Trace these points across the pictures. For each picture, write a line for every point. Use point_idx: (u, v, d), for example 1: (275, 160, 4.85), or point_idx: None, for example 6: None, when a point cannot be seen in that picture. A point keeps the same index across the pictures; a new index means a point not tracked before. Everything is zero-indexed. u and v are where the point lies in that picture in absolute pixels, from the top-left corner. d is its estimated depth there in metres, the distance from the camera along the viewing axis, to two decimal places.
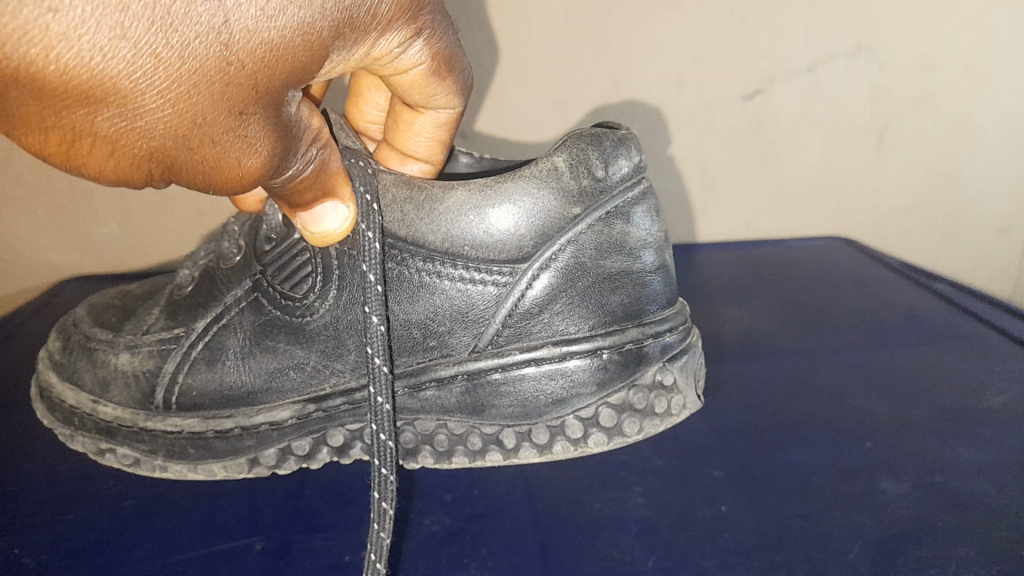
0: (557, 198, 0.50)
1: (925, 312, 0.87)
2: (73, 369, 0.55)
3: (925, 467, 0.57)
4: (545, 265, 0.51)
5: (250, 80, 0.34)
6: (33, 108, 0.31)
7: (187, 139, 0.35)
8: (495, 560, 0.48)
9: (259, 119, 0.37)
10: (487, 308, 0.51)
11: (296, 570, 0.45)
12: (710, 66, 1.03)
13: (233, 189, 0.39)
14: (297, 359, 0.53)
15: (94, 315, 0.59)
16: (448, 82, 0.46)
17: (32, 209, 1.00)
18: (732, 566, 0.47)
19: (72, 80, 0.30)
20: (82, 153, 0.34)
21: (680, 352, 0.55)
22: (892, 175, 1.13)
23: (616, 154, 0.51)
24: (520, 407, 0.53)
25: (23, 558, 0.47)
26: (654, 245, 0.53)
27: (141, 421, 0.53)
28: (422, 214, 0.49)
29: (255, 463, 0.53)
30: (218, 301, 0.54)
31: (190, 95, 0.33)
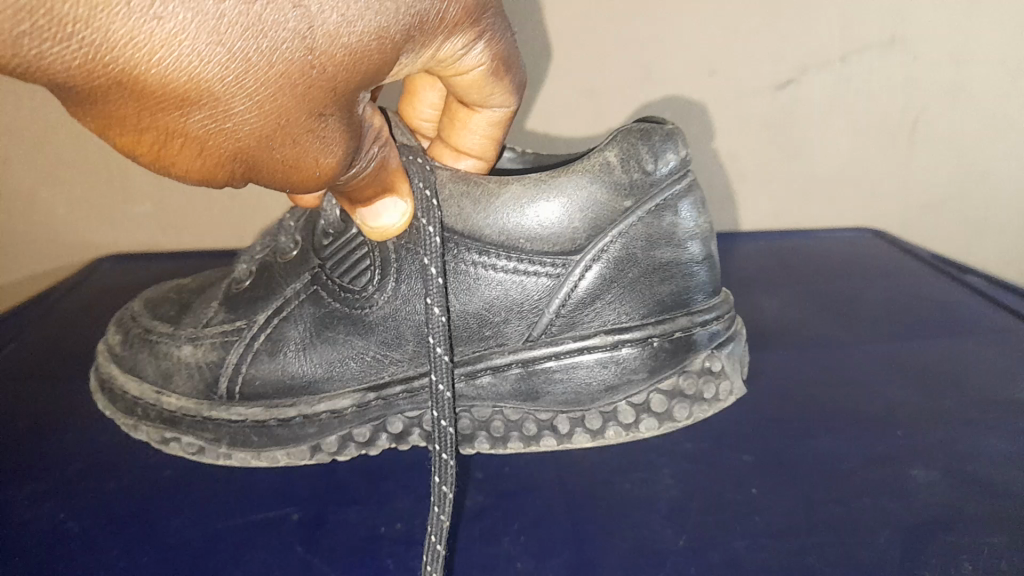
0: (609, 191, 0.51)
1: (958, 304, 0.87)
2: (135, 361, 0.58)
3: (956, 456, 0.57)
4: (597, 256, 0.53)
5: (329, 83, 0.36)
6: (131, 110, 0.33)
7: (269, 139, 0.36)
8: (527, 535, 0.50)
9: (336, 119, 0.38)
10: (542, 298, 0.53)
11: (333, 540, 0.49)
12: (741, 56, 1.03)
13: (308, 188, 0.41)
14: (357, 348, 0.55)
15: (151, 309, 0.62)
16: (504, 81, 0.48)
17: (69, 189, 1.09)
18: (761, 548, 0.48)
19: (170, 83, 0.32)
20: (170, 153, 0.35)
21: (726, 340, 0.57)
22: (922, 168, 1.13)
23: (665, 148, 0.52)
24: (573, 392, 0.55)
25: (68, 523, 0.51)
26: (701, 236, 0.55)
27: (205, 410, 0.56)
28: (478, 208, 0.51)
29: (317, 450, 0.56)
30: (277, 295, 0.57)
31: (274, 99, 0.35)
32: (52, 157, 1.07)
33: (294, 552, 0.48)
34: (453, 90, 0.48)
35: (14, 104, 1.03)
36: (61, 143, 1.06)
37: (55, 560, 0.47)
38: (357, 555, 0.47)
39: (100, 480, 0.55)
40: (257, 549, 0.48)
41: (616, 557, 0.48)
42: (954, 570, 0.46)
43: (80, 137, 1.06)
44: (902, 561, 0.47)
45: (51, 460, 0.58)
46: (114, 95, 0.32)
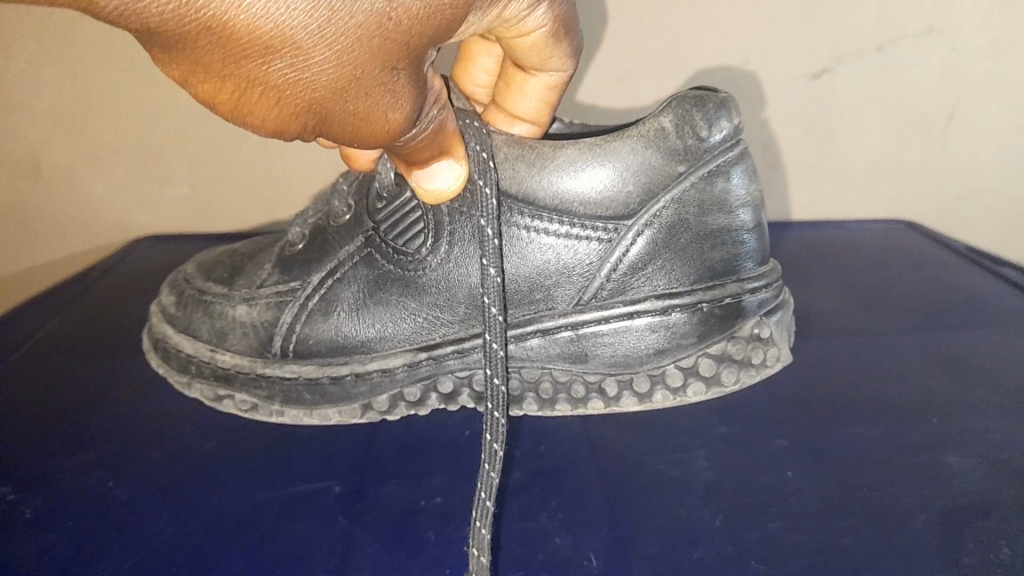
0: (664, 156, 0.52)
1: (992, 295, 0.87)
2: (190, 321, 0.60)
3: (992, 443, 0.57)
4: (649, 222, 0.53)
5: (405, 36, 0.36)
6: (215, 56, 0.33)
7: (344, 92, 0.37)
8: (563, 513, 0.51)
9: (407, 74, 0.38)
10: (594, 262, 0.54)
11: (372, 511, 0.50)
12: (777, 43, 1.05)
13: (374, 142, 0.41)
14: (410, 310, 0.56)
15: (204, 272, 0.64)
16: (564, 44, 0.48)
17: (106, 169, 1.13)
18: (796, 528, 0.49)
19: (256, 29, 0.32)
20: (249, 103, 0.36)
21: (774, 308, 0.57)
22: (958, 160, 1.13)
23: (719, 115, 0.52)
24: (621, 355, 0.55)
25: (116, 490, 0.53)
26: (751, 204, 0.55)
27: (259, 368, 0.57)
28: (534, 171, 0.52)
29: (368, 408, 0.57)
30: (332, 257, 0.58)
31: (352, 49, 0.35)
32: (91, 134, 1.10)
33: (336, 523, 0.49)
34: (513, 52, 0.49)
35: (58, 84, 1.06)
36: (102, 123, 1.10)
37: (101, 530, 0.49)
38: (396, 528, 0.48)
39: (144, 452, 0.57)
40: (299, 520, 0.49)
41: (652, 535, 0.49)
42: (992, 556, 0.46)
43: (121, 118, 1.09)
44: (939, 544, 0.47)
45: (98, 431, 0.60)
46: (201, 39, 0.32)
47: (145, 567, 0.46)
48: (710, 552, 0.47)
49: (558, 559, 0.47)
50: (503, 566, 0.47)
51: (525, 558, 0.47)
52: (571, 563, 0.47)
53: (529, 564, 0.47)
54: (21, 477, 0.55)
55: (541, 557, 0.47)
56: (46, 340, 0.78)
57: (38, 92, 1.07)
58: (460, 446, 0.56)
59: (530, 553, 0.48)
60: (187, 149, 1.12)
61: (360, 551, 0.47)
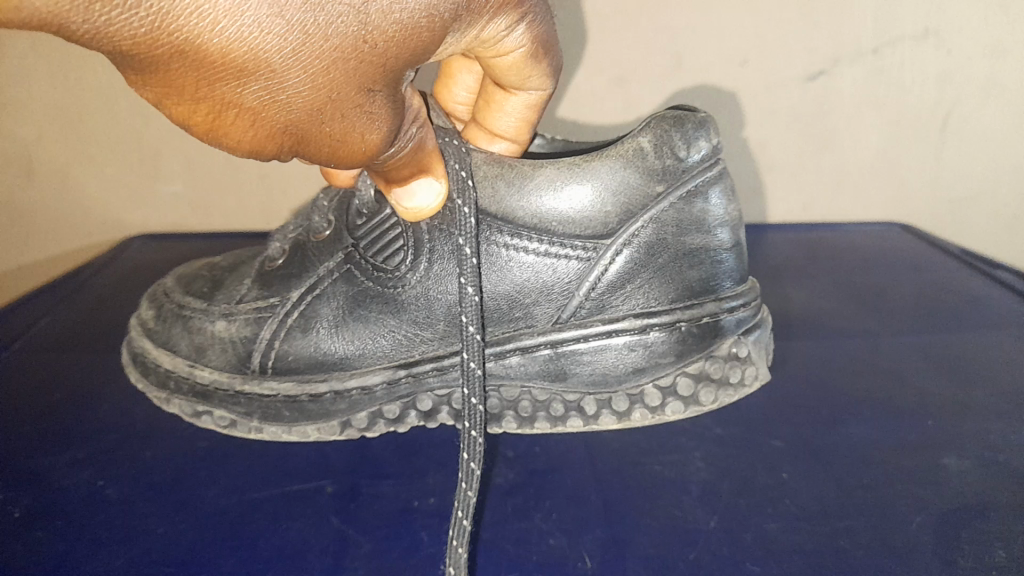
0: (643, 176, 0.52)
1: (989, 297, 0.87)
2: (168, 336, 0.60)
3: (989, 446, 0.57)
4: (628, 241, 0.53)
5: (380, 59, 0.36)
6: (190, 79, 0.33)
7: (320, 113, 0.37)
8: (558, 512, 0.51)
9: (384, 96, 0.39)
10: (572, 281, 0.54)
11: (367, 511, 0.51)
12: (774, 45, 1.06)
13: (350, 163, 0.41)
14: (389, 327, 0.56)
15: (184, 286, 0.64)
16: (543, 64, 0.49)
17: (102, 168, 1.13)
18: (793, 530, 0.49)
19: (230, 53, 0.32)
20: (224, 125, 0.36)
21: (753, 326, 0.57)
22: (954, 161, 1.13)
23: (697, 135, 0.52)
24: (598, 374, 0.55)
25: (107, 489, 0.53)
26: (729, 223, 0.55)
27: (237, 384, 0.57)
28: (513, 190, 0.52)
29: (346, 426, 0.57)
30: (312, 272, 0.58)
31: (328, 72, 0.35)
32: (86, 133, 1.11)
33: (330, 522, 0.50)
34: (492, 71, 0.49)
35: (55, 80, 1.06)
36: (99, 120, 1.09)
37: (94, 528, 0.49)
38: (392, 526, 0.49)
39: (137, 452, 0.57)
40: (294, 519, 0.50)
41: (648, 535, 0.49)
42: (988, 557, 0.46)
43: (118, 116, 1.10)
44: (935, 546, 0.47)
45: (90, 430, 0.61)
46: (178, 64, 0.32)
47: (141, 565, 0.46)
48: (705, 552, 0.47)
49: (554, 559, 0.47)
50: (497, 565, 0.47)
51: (519, 558, 0.47)
52: (566, 562, 0.47)
53: (524, 564, 0.47)
54: (12, 475, 0.55)
55: (536, 557, 0.47)
56: (39, 338, 0.78)
57: (35, 88, 1.07)
58: (451, 446, 0.57)
59: (526, 552, 0.48)
60: (183, 146, 1.12)
61: (355, 550, 0.48)
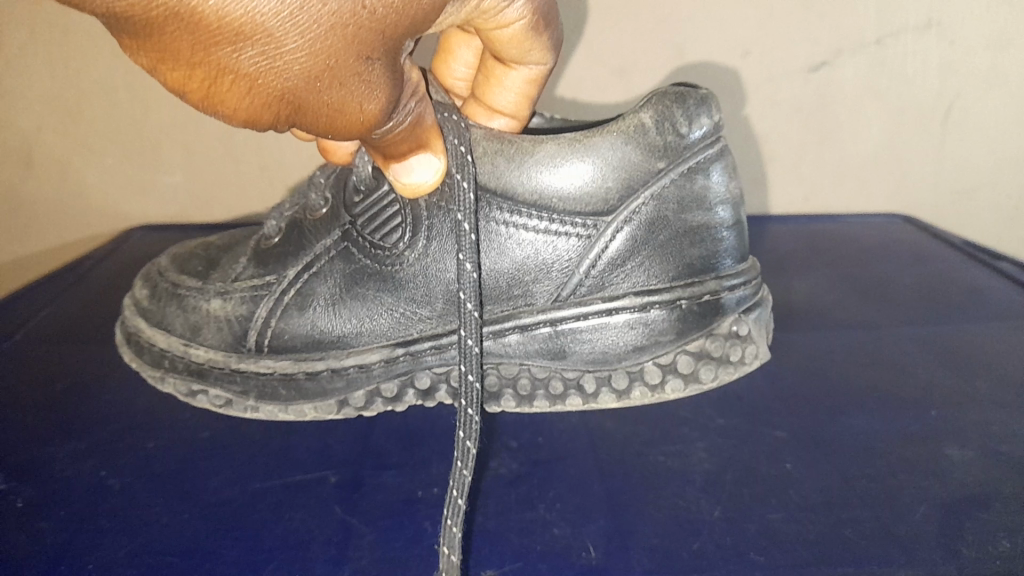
0: (644, 152, 0.52)
1: (991, 288, 0.86)
2: (163, 315, 0.60)
3: (992, 436, 0.57)
4: (628, 218, 0.53)
5: (379, 25, 0.36)
6: (185, 44, 0.33)
7: (318, 81, 0.36)
8: (562, 502, 0.51)
9: (382, 65, 0.38)
10: (572, 259, 0.54)
11: (370, 501, 0.51)
12: (776, 36, 1.06)
13: (347, 134, 0.41)
14: (387, 305, 0.56)
15: (179, 265, 0.63)
16: (543, 37, 0.48)
17: (102, 157, 1.13)
18: (796, 519, 0.49)
19: (225, 15, 0.32)
20: (220, 92, 0.35)
21: (754, 305, 0.57)
22: (956, 152, 1.13)
23: (699, 112, 0.52)
24: (598, 352, 0.55)
25: (110, 479, 0.53)
26: (730, 201, 0.55)
27: (233, 362, 0.57)
28: (513, 166, 0.52)
29: (344, 404, 0.57)
30: (309, 250, 0.58)
31: (325, 38, 0.35)
32: (85, 122, 1.10)
33: (333, 512, 0.50)
34: (493, 45, 0.49)
35: (55, 69, 1.06)
36: (99, 110, 1.09)
37: (96, 518, 0.49)
38: (395, 516, 0.49)
39: (139, 442, 0.57)
40: (297, 509, 0.50)
41: (651, 525, 0.49)
42: (991, 547, 0.45)
43: (118, 104, 1.10)
44: (939, 536, 0.47)
45: (91, 420, 0.60)
46: (173, 28, 0.32)
47: (143, 555, 0.46)
48: (709, 543, 0.47)
49: (557, 548, 0.47)
50: (501, 556, 0.47)
51: (523, 548, 0.47)
52: (570, 552, 0.47)
53: (528, 554, 0.47)
54: (13, 465, 0.55)
55: (539, 548, 0.47)
56: (41, 328, 0.78)
57: (35, 77, 1.06)
58: (454, 435, 0.57)
59: (529, 542, 0.48)
60: (184, 136, 1.12)
61: (357, 540, 0.47)
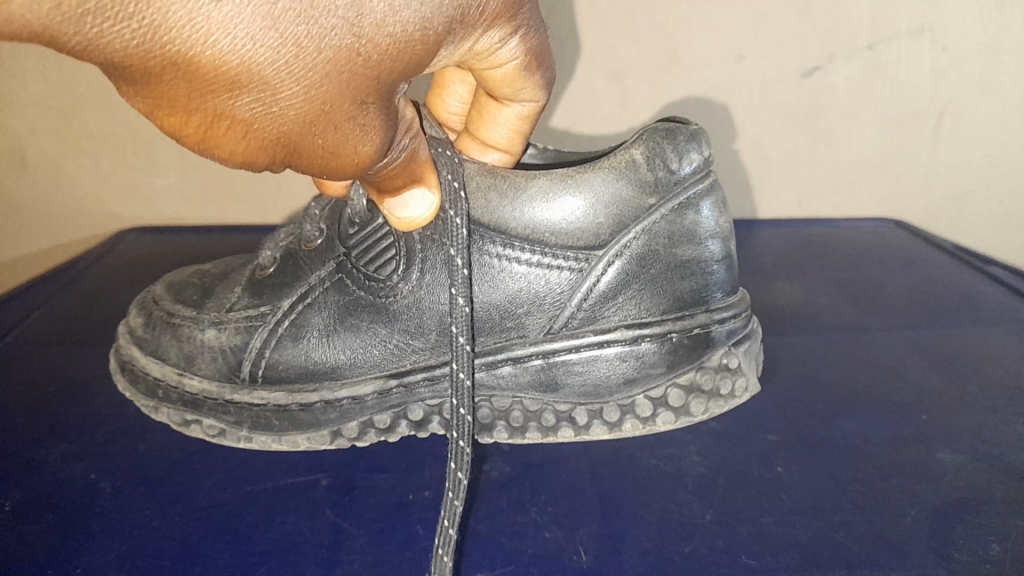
0: (635, 188, 0.52)
1: (982, 293, 0.87)
2: (157, 344, 0.60)
3: (982, 441, 0.57)
4: (619, 253, 0.53)
5: (374, 71, 0.36)
6: (181, 91, 0.33)
7: (313, 125, 0.37)
8: (554, 505, 0.52)
9: (377, 109, 0.39)
10: (564, 292, 0.54)
11: (363, 505, 0.51)
12: (768, 41, 1.06)
13: (342, 174, 0.41)
14: (380, 336, 0.56)
15: (173, 293, 0.64)
16: (536, 75, 0.49)
17: (95, 160, 1.12)
18: (788, 523, 0.49)
19: (222, 66, 0.32)
20: (215, 136, 0.36)
21: (743, 338, 0.57)
22: (949, 158, 1.13)
23: (689, 148, 0.52)
24: (589, 384, 0.55)
25: (102, 482, 0.53)
26: (721, 235, 0.56)
27: (227, 394, 0.57)
28: (505, 200, 0.52)
29: (337, 435, 0.57)
30: (303, 282, 0.58)
31: (320, 85, 0.35)
32: (79, 125, 1.10)
33: (326, 515, 0.50)
34: (485, 83, 0.49)
35: (51, 71, 1.06)
36: (95, 113, 1.09)
37: (88, 521, 0.50)
38: (388, 519, 0.50)
39: (133, 445, 0.58)
40: (289, 512, 0.50)
41: (643, 529, 0.49)
42: (983, 551, 0.46)
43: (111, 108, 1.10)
44: (930, 540, 0.47)
45: (83, 423, 0.61)
46: (172, 76, 0.32)
47: (135, 559, 0.46)
48: (701, 546, 0.48)
49: (549, 552, 0.47)
50: (493, 559, 0.47)
51: (516, 551, 0.48)
52: (562, 555, 0.47)
53: (520, 557, 0.47)
54: (6, 468, 0.55)
55: (531, 551, 0.48)
56: (35, 331, 0.78)
57: (31, 79, 1.07)
58: (446, 439, 0.58)
59: (521, 546, 0.48)
60: (178, 140, 1.12)
61: (350, 544, 0.48)
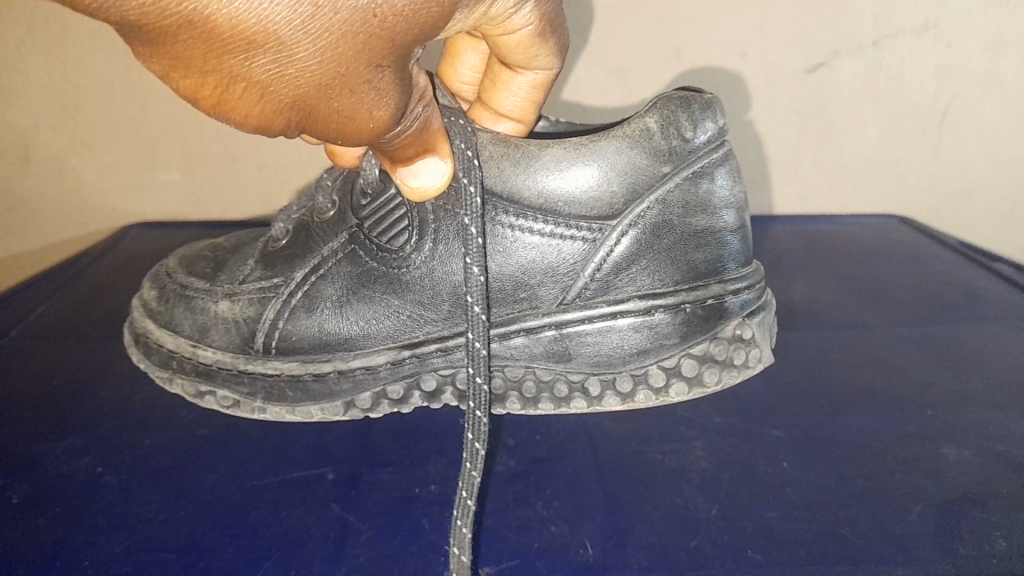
0: (649, 157, 0.52)
1: (987, 290, 0.87)
2: (171, 316, 0.60)
3: (989, 436, 0.57)
4: (633, 222, 0.54)
5: (390, 33, 0.36)
6: (198, 52, 0.33)
7: (329, 88, 0.37)
8: (560, 500, 0.51)
9: (392, 72, 0.38)
10: (579, 261, 0.54)
11: (367, 499, 0.51)
12: (772, 38, 1.06)
13: (359, 140, 0.41)
14: (393, 307, 0.56)
15: (187, 267, 0.64)
16: (550, 43, 0.49)
17: (97, 154, 1.12)
18: (794, 517, 0.49)
19: (238, 25, 0.32)
20: (231, 99, 0.35)
21: (758, 309, 0.57)
22: (953, 156, 1.13)
23: (704, 117, 0.53)
24: (603, 354, 0.55)
25: (105, 477, 0.53)
26: (736, 205, 0.56)
27: (240, 364, 0.58)
28: (519, 170, 0.52)
29: (351, 406, 0.57)
30: (315, 253, 0.59)
31: (336, 46, 0.35)
32: (80, 119, 1.10)
33: (330, 509, 0.50)
34: (500, 50, 0.49)
35: (53, 67, 1.06)
36: (97, 107, 1.09)
37: (91, 516, 0.49)
38: (392, 513, 0.50)
39: (135, 440, 0.57)
40: (293, 507, 0.50)
41: (649, 523, 0.49)
42: (991, 546, 0.46)
43: (113, 103, 1.09)
44: (937, 535, 0.47)
45: (86, 418, 0.60)
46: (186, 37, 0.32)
47: (139, 552, 0.46)
48: (707, 540, 0.47)
49: (555, 546, 0.47)
50: (499, 553, 0.47)
51: (521, 546, 0.48)
52: (568, 549, 0.47)
53: (526, 551, 0.47)
54: (8, 462, 0.55)
55: (536, 545, 0.47)
56: (38, 325, 0.78)
57: (32, 73, 1.06)
58: (450, 434, 0.58)
59: (526, 540, 0.48)
60: (180, 135, 1.12)
61: (354, 537, 0.48)
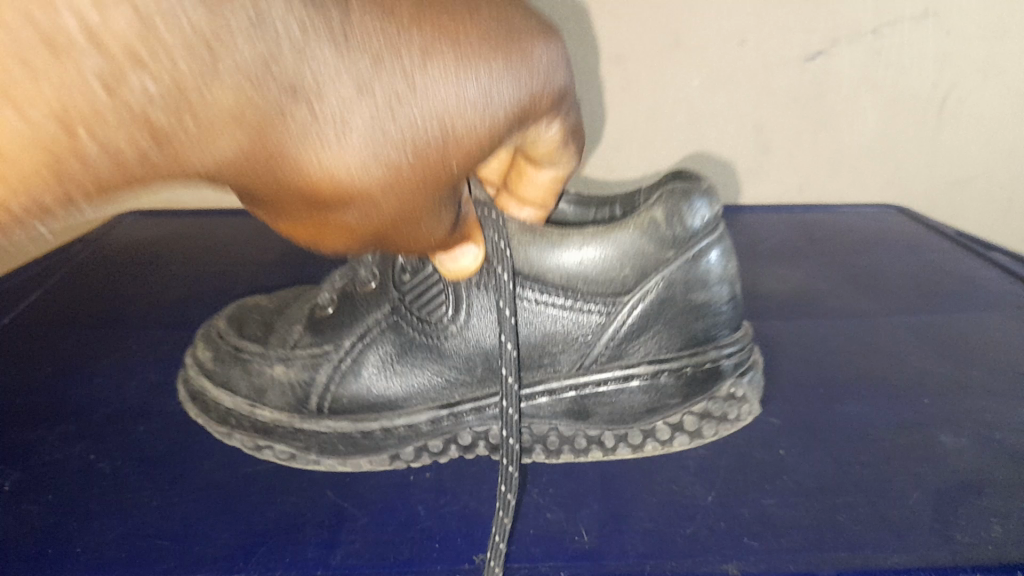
0: (654, 245, 0.49)
1: (986, 279, 0.87)
2: (227, 376, 0.54)
3: (987, 424, 0.57)
4: (642, 297, 0.50)
5: (464, 162, 0.33)
6: (281, 198, 0.31)
7: (405, 215, 0.34)
8: (557, 486, 0.51)
9: (457, 191, 0.36)
10: (594, 332, 0.51)
11: (364, 487, 0.51)
12: (770, 24, 1.04)
13: (426, 249, 0.39)
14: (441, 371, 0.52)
15: (236, 326, 0.58)
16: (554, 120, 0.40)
17: None
18: (790, 504, 0.49)
19: (319, 180, 0.30)
20: (317, 232, 0.34)
21: (748, 369, 0.56)
22: (952, 145, 1.13)
23: (700, 203, 0.50)
24: (618, 411, 0.53)
25: (100, 464, 0.53)
26: (727, 279, 0.53)
27: (298, 421, 0.52)
28: (530, 248, 0.49)
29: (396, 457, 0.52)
30: (363, 319, 0.53)
31: (413, 180, 0.32)
32: None
33: (325, 496, 0.50)
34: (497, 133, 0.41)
35: None
36: None
37: (85, 502, 0.49)
38: (388, 501, 0.50)
39: (130, 426, 0.57)
40: (289, 493, 0.50)
41: (646, 509, 0.49)
42: (987, 533, 0.46)
43: None
44: (935, 522, 0.47)
45: (81, 404, 0.60)
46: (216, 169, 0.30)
47: (132, 538, 0.46)
48: (703, 526, 0.47)
49: (551, 533, 0.47)
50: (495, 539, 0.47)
51: (517, 531, 0.47)
52: (564, 536, 0.47)
53: (521, 537, 0.47)
54: (4, 447, 0.55)
55: (531, 532, 0.47)
56: (33, 310, 0.77)
57: None
58: None
59: (522, 526, 0.48)
60: None
61: (349, 524, 0.48)
